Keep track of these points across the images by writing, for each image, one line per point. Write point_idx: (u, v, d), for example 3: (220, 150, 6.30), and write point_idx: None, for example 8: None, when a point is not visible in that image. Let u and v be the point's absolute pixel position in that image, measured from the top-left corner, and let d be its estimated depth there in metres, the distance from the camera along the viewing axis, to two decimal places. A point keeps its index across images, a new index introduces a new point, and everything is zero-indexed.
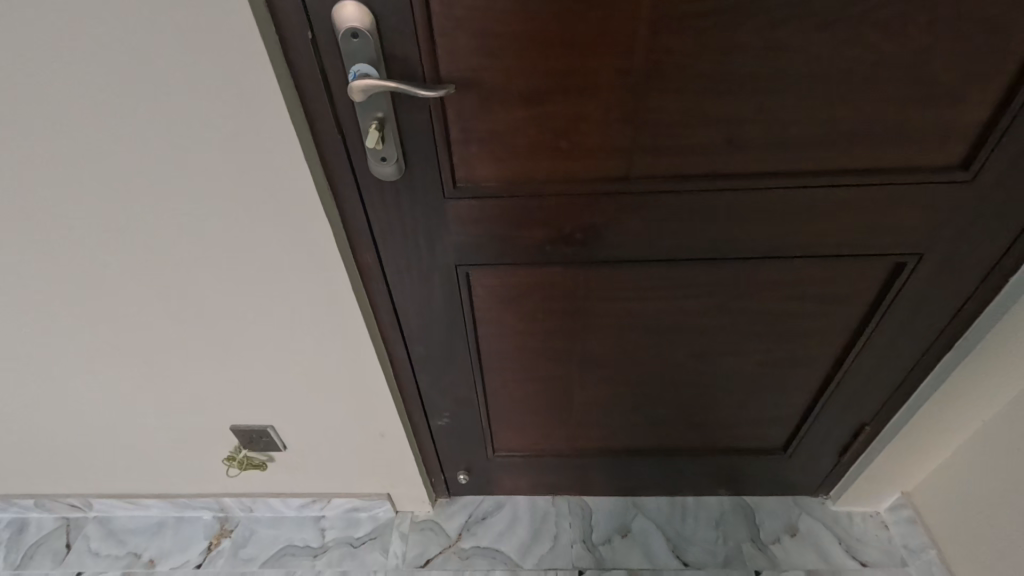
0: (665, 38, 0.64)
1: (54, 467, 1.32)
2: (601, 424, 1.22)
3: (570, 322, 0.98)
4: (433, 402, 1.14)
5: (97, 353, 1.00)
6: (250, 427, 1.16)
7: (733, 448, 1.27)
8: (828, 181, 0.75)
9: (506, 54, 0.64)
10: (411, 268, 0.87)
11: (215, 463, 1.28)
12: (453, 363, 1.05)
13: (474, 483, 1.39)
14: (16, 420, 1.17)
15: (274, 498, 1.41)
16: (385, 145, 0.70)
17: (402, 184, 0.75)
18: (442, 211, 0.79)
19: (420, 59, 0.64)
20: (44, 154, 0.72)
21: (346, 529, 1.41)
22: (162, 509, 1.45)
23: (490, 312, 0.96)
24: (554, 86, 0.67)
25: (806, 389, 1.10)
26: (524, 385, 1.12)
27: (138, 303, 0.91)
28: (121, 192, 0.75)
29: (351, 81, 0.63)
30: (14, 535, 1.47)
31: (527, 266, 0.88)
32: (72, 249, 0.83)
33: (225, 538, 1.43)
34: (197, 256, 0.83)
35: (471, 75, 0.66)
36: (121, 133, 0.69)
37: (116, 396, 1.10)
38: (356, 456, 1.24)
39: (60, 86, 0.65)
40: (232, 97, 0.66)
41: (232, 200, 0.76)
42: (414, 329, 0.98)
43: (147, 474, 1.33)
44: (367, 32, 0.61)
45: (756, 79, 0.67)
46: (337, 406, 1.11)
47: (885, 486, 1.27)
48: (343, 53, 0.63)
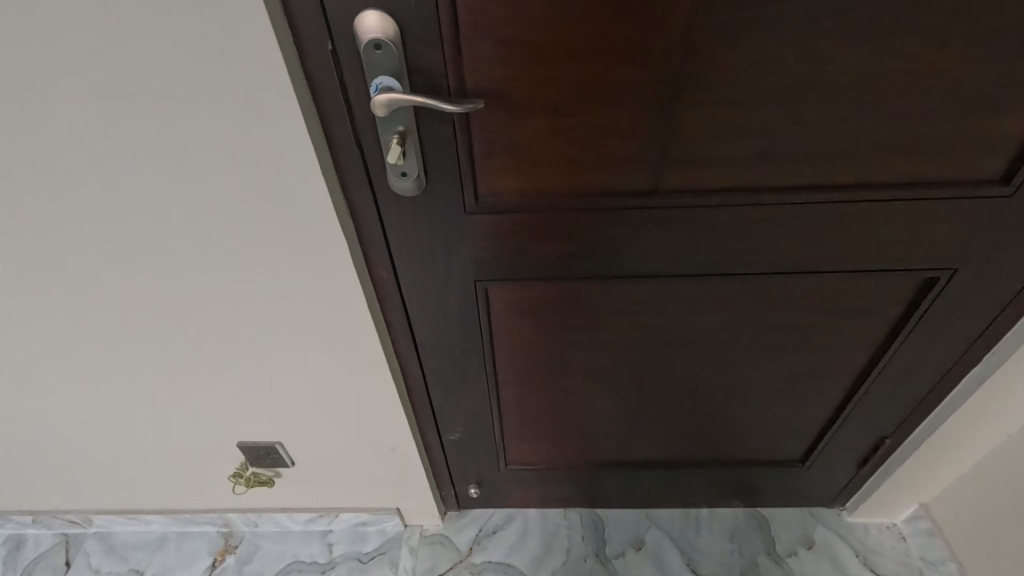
0: (700, 49, 0.61)
1: (53, 482, 1.28)
2: (616, 437, 1.19)
3: (589, 336, 0.96)
4: (446, 417, 1.11)
5: (101, 368, 0.97)
6: (258, 443, 1.14)
7: (750, 460, 1.25)
8: (861, 195, 0.73)
9: (533, 66, 0.62)
10: (428, 283, 0.84)
11: (220, 478, 1.25)
12: (467, 378, 1.02)
13: (485, 497, 1.36)
14: (16, 435, 1.14)
15: (280, 513, 1.37)
16: (406, 159, 0.67)
17: (421, 199, 0.73)
18: (461, 226, 0.76)
19: (446, 71, 0.61)
20: (48, 167, 0.69)
21: (354, 544, 1.38)
22: (164, 525, 1.42)
23: (507, 326, 0.94)
24: (583, 99, 0.64)
25: (828, 402, 1.08)
26: (539, 398, 1.09)
27: (143, 318, 0.88)
28: (127, 206, 0.72)
29: (373, 94, 0.61)
30: (12, 552, 1.44)
31: (547, 281, 0.85)
32: (76, 264, 0.80)
33: (229, 554, 1.40)
34: (207, 271, 0.80)
35: (497, 87, 0.63)
36: (128, 146, 0.66)
37: (120, 412, 1.07)
38: (366, 471, 1.21)
39: (65, 98, 0.62)
40: (246, 110, 0.63)
41: (244, 215, 0.73)
42: (428, 343, 0.95)
43: (150, 490, 1.30)
44: (390, 43, 0.58)
45: (791, 91, 0.65)
46: (347, 421, 1.08)
47: (903, 498, 1.26)
48: (365, 65, 0.60)
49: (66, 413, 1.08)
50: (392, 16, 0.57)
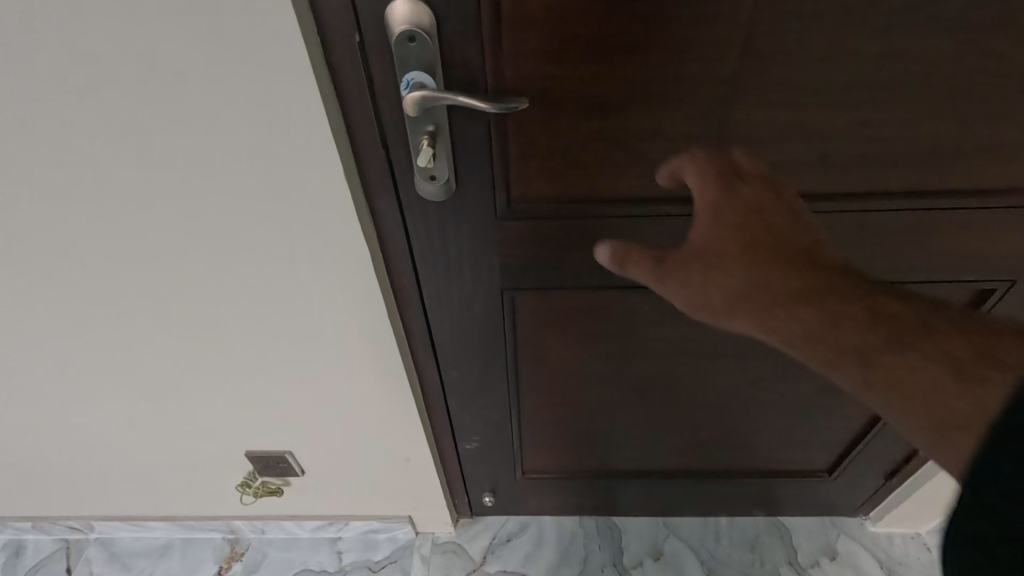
0: (762, 44, 0.56)
1: (54, 489, 1.24)
2: (639, 446, 1.15)
3: (618, 347, 0.92)
4: (464, 426, 1.07)
5: (105, 375, 0.93)
6: (267, 452, 1.10)
7: (774, 470, 1.21)
8: (917, 203, 0.69)
9: (579, 61, 0.56)
10: (452, 291, 0.79)
11: (228, 484, 1.21)
12: (489, 387, 0.97)
13: (500, 505, 1.32)
14: (16, 442, 1.09)
15: (288, 520, 1.33)
16: (436, 162, 0.62)
17: (449, 204, 0.67)
18: (491, 233, 0.71)
19: (483, 66, 0.56)
20: (46, 169, 0.64)
21: (364, 552, 1.34)
22: (168, 531, 1.38)
23: (532, 335, 0.89)
24: (629, 99, 0.59)
25: (860, 412, 1.06)
26: (561, 408, 1.05)
27: (150, 325, 0.83)
28: (133, 209, 0.67)
29: (403, 90, 0.55)
30: (11, 558, 1.39)
31: (578, 290, 0.80)
32: (78, 270, 0.75)
33: (235, 561, 1.36)
34: (217, 277, 0.75)
35: (538, 85, 0.58)
36: (134, 146, 0.61)
37: (124, 419, 1.02)
38: (378, 480, 1.17)
39: (66, 94, 0.57)
40: (262, 108, 0.58)
41: (258, 219, 0.68)
42: (449, 353, 0.90)
43: (154, 496, 1.26)
44: (425, 34, 0.53)
45: (856, 89, 0.59)
46: (361, 430, 1.04)
47: (932, 508, 1.24)
48: (396, 58, 0.54)
49: (67, 419, 1.03)
50: (427, 6, 0.52)
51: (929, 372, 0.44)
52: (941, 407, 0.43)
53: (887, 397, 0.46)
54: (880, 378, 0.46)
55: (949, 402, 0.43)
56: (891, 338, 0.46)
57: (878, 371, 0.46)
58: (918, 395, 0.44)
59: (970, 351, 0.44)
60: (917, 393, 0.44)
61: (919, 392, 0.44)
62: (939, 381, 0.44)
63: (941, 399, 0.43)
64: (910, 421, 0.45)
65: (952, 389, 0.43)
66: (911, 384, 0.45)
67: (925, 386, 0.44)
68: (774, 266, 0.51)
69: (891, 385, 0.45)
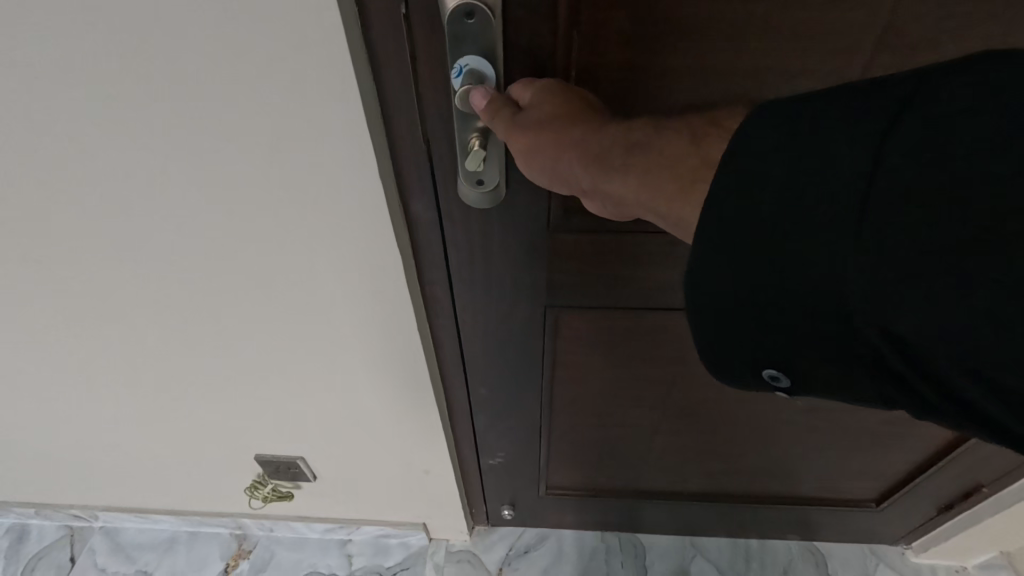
0: (891, 31, 0.45)
1: (58, 476, 1.19)
2: (673, 469, 1.07)
3: (667, 371, 0.82)
4: (489, 442, 0.99)
5: (108, 369, 0.86)
6: (278, 457, 1.05)
7: (817, 498, 1.13)
8: None
9: (666, 49, 0.46)
10: (490, 305, 0.70)
11: (238, 481, 1.15)
12: (520, 405, 0.89)
13: (518, 518, 1.25)
14: (17, 429, 1.03)
15: (299, 518, 1.28)
16: (486, 164, 0.51)
17: (495, 212, 0.58)
18: (538, 249, 0.62)
19: (555, 50, 0.45)
20: (38, 152, 0.55)
21: (375, 557, 1.29)
22: (174, 524, 1.32)
23: (571, 355, 0.80)
24: (720, 99, 0.50)
25: (923, 445, 0.97)
26: (595, 428, 0.97)
27: (157, 322, 0.76)
28: (137, 200, 0.59)
29: (454, 79, 0.44)
30: (14, 544, 1.33)
31: (632, 312, 0.70)
32: (79, 261, 0.67)
33: (242, 560, 1.30)
34: (230, 275, 0.68)
35: (617, 74, 0.48)
36: (137, 131, 0.53)
37: (130, 413, 0.96)
38: (394, 484, 1.11)
39: (54, 67, 0.48)
40: (284, 92, 0.48)
41: (277, 215, 0.59)
42: (479, 369, 0.82)
43: (161, 488, 1.20)
44: (486, 10, 0.41)
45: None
46: (378, 438, 0.97)
47: (983, 543, 1.16)
48: (446, 40, 0.42)
49: (69, 412, 0.97)
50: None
51: (669, 142, 0.39)
52: (687, 173, 0.38)
53: (640, 180, 0.39)
54: (636, 162, 0.39)
55: (686, 164, 0.38)
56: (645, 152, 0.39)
57: (635, 156, 0.39)
58: (667, 173, 0.38)
59: (705, 121, 0.39)
60: (669, 165, 0.38)
61: (667, 170, 0.38)
62: (681, 154, 0.38)
63: (680, 167, 0.38)
64: (658, 198, 0.39)
65: (688, 151, 0.38)
66: (656, 161, 0.39)
67: (667, 158, 0.38)
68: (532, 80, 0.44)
69: (646, 169, 0.39)
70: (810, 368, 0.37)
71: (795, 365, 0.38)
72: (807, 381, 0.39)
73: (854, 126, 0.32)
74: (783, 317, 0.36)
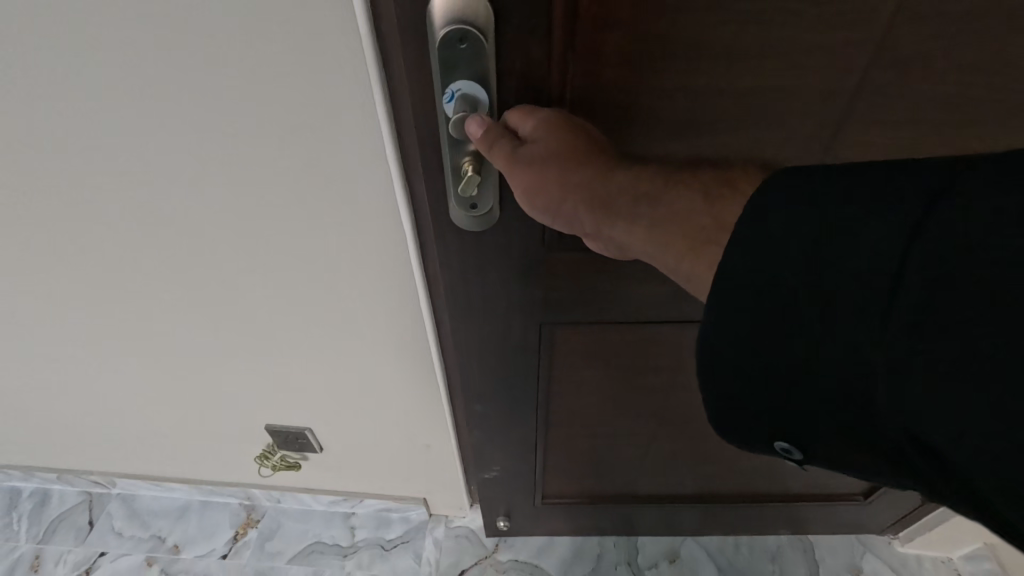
0: (896, 47, 0.44)
1: (79, 445, 1.24)
2: (673, 472, 1.06)
3: (663, 381, 0.80)
4: (487, 457, 0.94)
5: (123, 348, 0.89)
6: (289, 427, 1.07)
7: (807, 494, 1.15)
8: None
9: (677, 69, 0.45)
10: (483, 324, 0.65)
11: (249, 454, 1.20)
12: (515, 422, 0.84)
13: (514, 527, 1.22)
14: (39, 399, 1.07)
15: (305, 491, 1.33)
16: (481, 189, 0.48)
17: (489, 238, 0.54)
18: (532, 269, 0.58)
19: (550, 69, 0.43)
20: (63, 140, 0.57)
21: (377, 529, 1.34)
22: (187, 493, 1.37)
23: (568, 369, 0.77)
24: (720, 117, 0.48)
25: None
26: (591, 439, 0.94)
27: (171, 306, 0.78)
28: (157, 186, 0.61)
29: (447, 104, 0.42)
30: (37, 507, 1.40)
31: (629, 325, 0.69)
32: (97, 247, 0.69)
33: (251, 528, 1.36)
34: (242, 260, 0.70)
35: (616, 94, 0.46)
36: (158, 121, 0.55)
37: (144, 388, 0.99)
38: (397, 460, 1.16)
39: (83, 60, 0.50)
40: (304, 78, 0.51)
41: (292, 199, 0.62)
42: (473, 389, 0.76)
43: (176, 458, 1.25)
44: (479, 34, 0.39)
45: (1005, 109, 0.47)
46: (381, 417, 1.01)
47: (967, 536, 1.19)
48: (437, 64, 0.40)
49: (87, 387, 1.01)
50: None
51: (680, 200, 0.39)
52: (699, 235, 0.38)
53: (648, 233, 0.40)
54: (645, 214, 0.40)
55: (699, 225, 0.38)
56: (658, 211, 0.39)
57: (643, 208, 0.40)
58: (676, 232, 0.39)
59: (718, 182, 0.39)
60: (678, 225, 0.39)
61: (676, 228, 0.39)
62: (693, 212, 0.38)
63: (692, 228, 0.38)
64: (667, 254, 0.40)
65: (701, 212, 0.38)
66: (667, 219, 0.39)
67: (677, 217, 0.39)
68: (533, 109, 0.42)
69: (654, 224, 0.40)
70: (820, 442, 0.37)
71: (805, 439, 0.38)
72: (818, 454, 0.38)
73: (877, 207, 0.32)
74: (783, 382, 0.37)
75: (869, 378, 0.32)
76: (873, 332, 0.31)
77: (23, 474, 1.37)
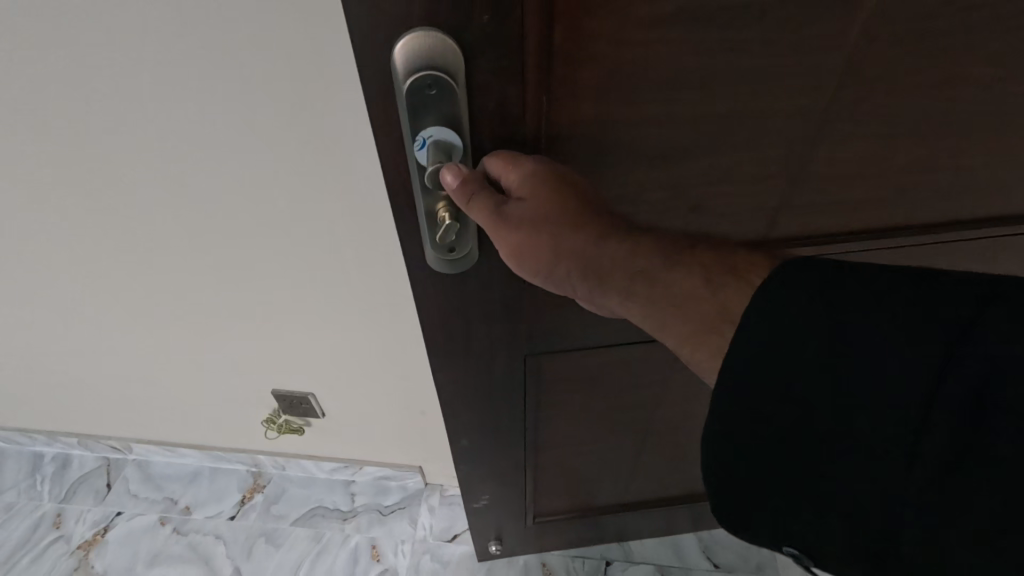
0: (862, 66, 0.45)
1: (98, 410, 1.30)
2: (665, 481, 1.03)
3: (647, 395, 0.81)
4: (475, 487, 0.88)
5: (146, 308, 0.96)
6: (291, 391, 1.13)
7: None
8: (970, 232, 0.61)
9: (667, 108, 0.45)
10: (467, 364, 0.63)
11: (256, 421, 1.26)
12: (505, 453, 0.82)
13: (506, 549, 1.16)
14: (62, 362, 1.14)
15: (307, 459, 1.39)
16: (459, 234, 0.46)
17: (469, 280, 0.52)
18: (516, 306, 0.57)
19: (524, 109, 0.41)
20: (103, 104, 0.66)
21: (376, 496, 1.41)
22: (198, 459, 1.44)
23: (555, 395, 0.76)
24: (700, 144, 0.48)
25: None
26: (582, 458, 0.92)
27: (194, 262, 0.86)
28: (181, 145, 0.70)
29: (418, 150, 0.40)
30: (59, 470, 1.48)
31: (613, 345, 0.69)
32: (129, 202, 0.78)
33: (257, 492, 1.43)
34: (257, 217, 0.79)
35: (594, 128, 0.44)
36: (184, 84, 0.64)
37: (162, 350, 1.06)
38: (397, 428, 1.22)
39: (125, 30, 0.59)
40: (309, 47, 0.60)
41: (297, 157, 0.71)
42: (460, 425, 0.73)
43: (188, 425, 1.31)
44: (450, 80, 0.37)
45: (958, 115, 0.49)
46: (381, 380, 1.08)
47: None
48: (406, 111, 0.38)
49: (109, 348, 1.08)
50: (459, 18, 0.36)
51: (683, 286, 0.41)
52: (704, 321, 0.40)
53: (651, 314, 0.43)
54: (643, 293, 0.43)
55: (703, 312, 0.40)
56: (665, 297, 0.42)
57: (639, 286, 0.43)
58: (678, 316, 0.41)
59: (725, 268, 0.41)
60: (681, 310, 0.41)
61: (677, 312, 0.41)
62: (693, 298, 0.41)
63: (696, 315, 0.41)
64: (669, 334, 0.42)
65: (705, 300, 0.40)
66: (669, 303, 0.42)
67: (680, 303, 0.41)
68: (513, 160, 0.42)
69: (654, 304, 0.42)
70: (803, 525, 0.41)
71: (791, 522, 0.41)
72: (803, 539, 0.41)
73: (894, 319, 0.35)
74: (779, 461, 0.40)
75: (859, 466, 0.37)
76: (873, 430, 0.35)
77: (45, 438, 1.44)
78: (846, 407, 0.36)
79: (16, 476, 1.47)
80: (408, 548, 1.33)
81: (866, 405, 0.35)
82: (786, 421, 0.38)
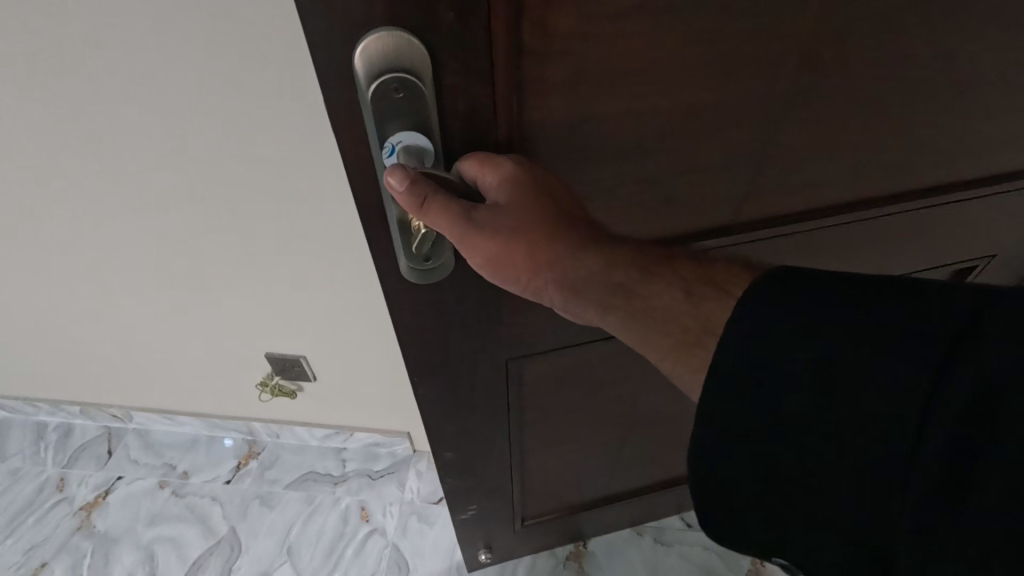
0: (838, 47, 0.43)
1: (98, 380, 1.31)
2: (647, 467, 1.06)
3: (627, 387, 0.82)
4: (463, 498, 0.89)
5: (142, 274, 0.96)
6: (284, 355, 1.12)
7: None
8: (933, 201, 0.60)
9: (644, 99, 0.43)
10: (449, 375, 0.63)
11: (245, 387, 1.26)
12: (489, 460, 0.83)
13: (496, 557, 1.19)
14: (56, 331, 1.14)
15: (300, 428, 1.42)
16: (434, 245, 0.46)
17: (447, 286, 0.51)
18: (496, 309, 0.57)
19: (495, 108, 0.39)
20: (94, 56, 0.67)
21: (366, 462, 1.45)
22: (196, 427, 1.46)
23: (537, 396, 0.77)
24: (679, 134, 0.47)
25: None
26: (567, 454, 0.94)
27: (184, 223, 0.87)
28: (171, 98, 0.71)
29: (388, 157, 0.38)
30: (62, 438, 1.50)
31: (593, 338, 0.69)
32: (122, 159, 0.78)
33: (253, 458, 1.47)
34: (247, 176, 0.80)
35: (567, 123, 0.42)
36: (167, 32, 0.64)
37: (157, 319, 1.07)
38: (386, 396, 1.24)
39: None
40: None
41: (279, 109, 0.72)
42: (444, 435, 0.72)
43: (183, 394, 1.33)
44: (417, 82, 0.35)
45: (933, 88, 0.49)
46: (370, 350, 1.10)
47: None
48: (372, 117, 0.36)
49: (103, 317, 1.08)
50: (422, 18, 0.33)
51: (661, 298, 0.43)
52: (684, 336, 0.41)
53: (632, 324, 0.44)
54: (623, 304, 0.44)
55: (682, 323, 0.42)
56: (645, 308, 0.43)
57: (619, 298, 0.44)
58: (657, 325, 0.43)
59: (702, 280, 0.42)
60: (661, 321, 0.43)
61: (658, 322, 0.43)
62: (671, 309, 0.42)
63: (675, 325, 0.42)
64: (648, 344, 0.44)
65: (684, 312, 0.42)
66: (648, 314, 0.43)
67: (660, 314, 0.43)
68: (492, 162, 0.40)
69: (637, 316, 0.44)
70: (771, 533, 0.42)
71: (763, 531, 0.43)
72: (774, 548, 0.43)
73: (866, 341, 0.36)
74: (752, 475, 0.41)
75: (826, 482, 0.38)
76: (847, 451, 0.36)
77: (49, 407, 1.45)
78: (818, 426, 0.37)
79: (20, 444, 1.49)
80: (395, 509, 1.38)
81: (837, 423, 0.37)
82: (761, 437, 0.39)
